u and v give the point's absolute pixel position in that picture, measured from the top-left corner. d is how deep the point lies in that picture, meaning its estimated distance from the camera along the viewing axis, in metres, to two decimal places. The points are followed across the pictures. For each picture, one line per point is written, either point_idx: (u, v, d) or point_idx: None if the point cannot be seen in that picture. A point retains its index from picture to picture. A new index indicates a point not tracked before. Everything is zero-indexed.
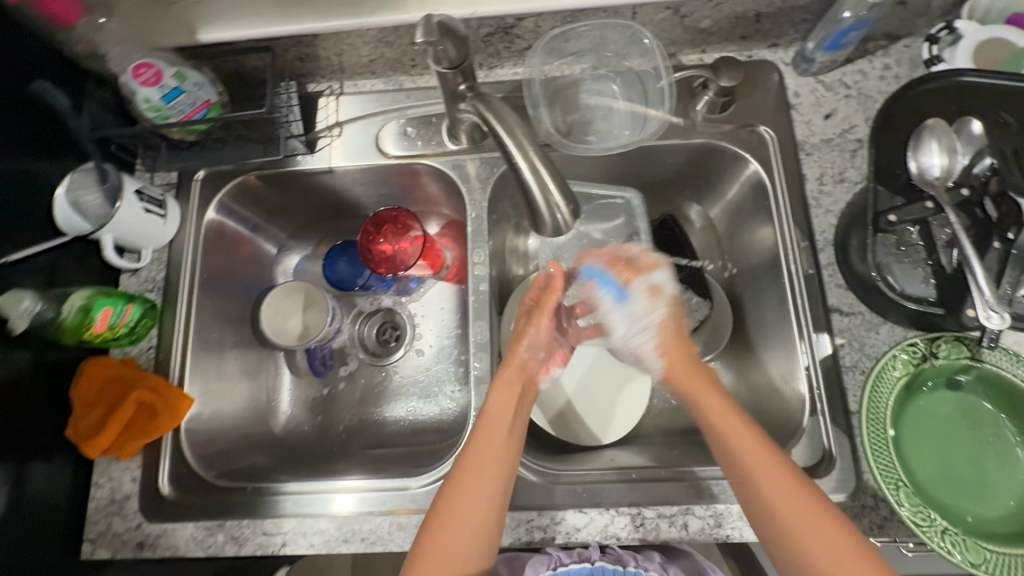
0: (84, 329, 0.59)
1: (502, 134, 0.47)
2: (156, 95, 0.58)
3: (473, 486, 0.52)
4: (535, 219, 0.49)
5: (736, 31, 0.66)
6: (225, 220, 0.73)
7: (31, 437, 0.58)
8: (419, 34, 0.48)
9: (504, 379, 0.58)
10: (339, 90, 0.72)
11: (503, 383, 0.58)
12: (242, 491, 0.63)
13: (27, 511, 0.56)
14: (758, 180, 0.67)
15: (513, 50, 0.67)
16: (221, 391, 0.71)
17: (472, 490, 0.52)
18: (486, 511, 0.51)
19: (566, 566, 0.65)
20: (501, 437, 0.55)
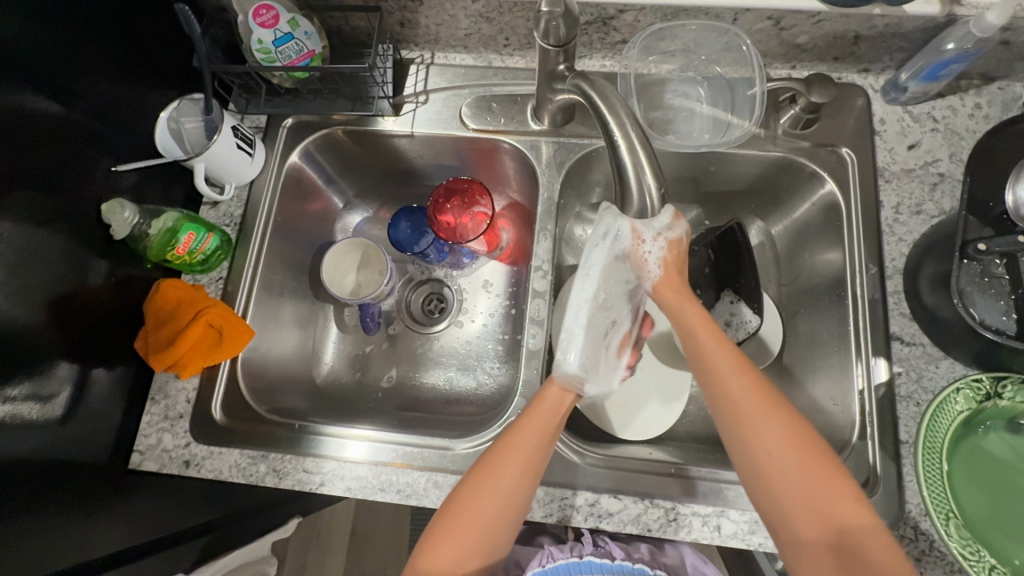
0: (168, 249, 0.63)
1: (603, 111, 0.48)
2: (269, 38, 0.61)
3: (505, 458, 0.52)
4: (622, 198, 0.49)
5: (831, 52, 0.66)
6: (304, 167, 0.75)
7: (101, 343, 0.61)
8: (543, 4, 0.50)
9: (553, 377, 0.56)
10: (430, 60, 0.74)
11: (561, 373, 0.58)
12: (287, 427, 0.64)
13: (89, 412, 0.60)
14: (831, 201, 0.68)
15: (607, 42, 0.69)
16: (276, 332, 0.73)
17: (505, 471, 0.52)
18: (514, 501, 0.51)
19: (556, 562, 0.70)
20: (547, 421, 0.54)
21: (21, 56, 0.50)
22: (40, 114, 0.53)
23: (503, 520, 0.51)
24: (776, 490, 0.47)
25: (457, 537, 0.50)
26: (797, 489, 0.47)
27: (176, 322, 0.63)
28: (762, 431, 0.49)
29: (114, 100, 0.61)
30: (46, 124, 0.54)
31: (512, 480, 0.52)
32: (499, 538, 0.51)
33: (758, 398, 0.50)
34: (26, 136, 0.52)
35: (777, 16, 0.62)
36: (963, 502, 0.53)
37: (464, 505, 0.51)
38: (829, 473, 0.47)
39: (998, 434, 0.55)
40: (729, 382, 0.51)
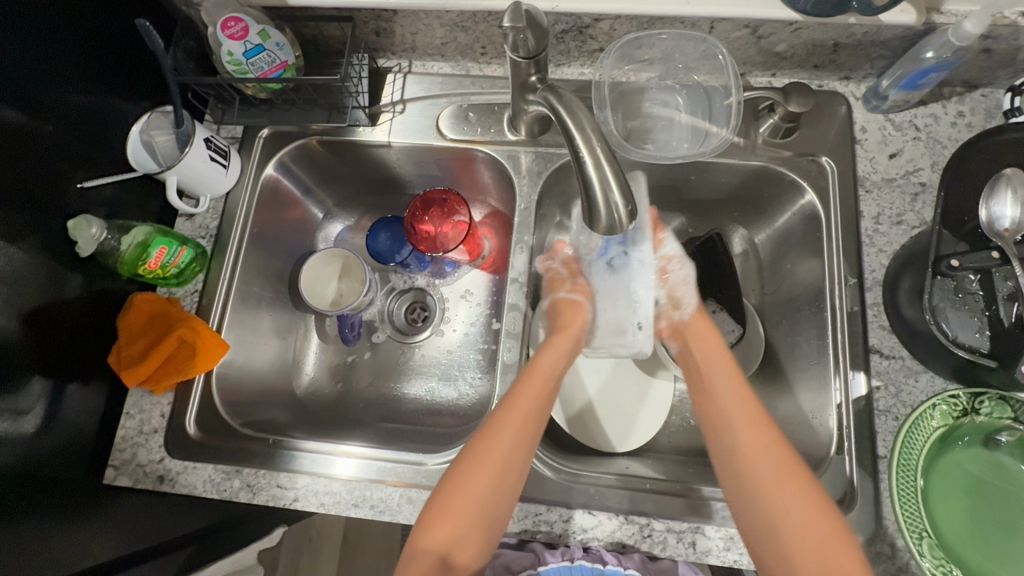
0: (139, 263, 0.62)
1: (570, 128, 0.47)
2: (238, 50, 0.60)
3: (506, 426, 0.54)
4: (590, 215, 0.48)
5: (811, 59, 0.65)
6: (281, 178, 0.74)
7: (74, 358, 0.61)
8: (506, 19, 0.49)
9: (561, 339, 0.61)
10: (407, 69, 0.73)
11: (550, 340, 0.62)
12: (262, 442, 0.64)
13: (61, 428, 0.59)
14: (811, 210, 0.67)
15: (584, 50, 0.68)
16: (254, 344, 0.73)
17: (508, 439, 0.54)
18: (517, 461, 0.53)
19: (547, 565, 0.68)
20: (542, 390, 0.57)
21: None
22: (9, 131, 0.53)
23: (505, 478, 0.52)
24: (773, 500, 0.49)
25: (458, 509, 0.51)
26: (790, 499, 0.49)
27: (149, 335, 0.63)
28: (789, 492, 0.49)
29: (86, 113, 0.60)
30: (15, 140, 0.53)
31: (516, 433, 0.54)
32: (506, 498, 0.53)
33: (760, 436, 0.53)
34: None
35: (754, 24, 0.60)
36: (937, 518, 0.52)
37: (468, 473, 0.52)
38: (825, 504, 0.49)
39: (976, 449, 0.54)
40: (743, 428, 0.54)
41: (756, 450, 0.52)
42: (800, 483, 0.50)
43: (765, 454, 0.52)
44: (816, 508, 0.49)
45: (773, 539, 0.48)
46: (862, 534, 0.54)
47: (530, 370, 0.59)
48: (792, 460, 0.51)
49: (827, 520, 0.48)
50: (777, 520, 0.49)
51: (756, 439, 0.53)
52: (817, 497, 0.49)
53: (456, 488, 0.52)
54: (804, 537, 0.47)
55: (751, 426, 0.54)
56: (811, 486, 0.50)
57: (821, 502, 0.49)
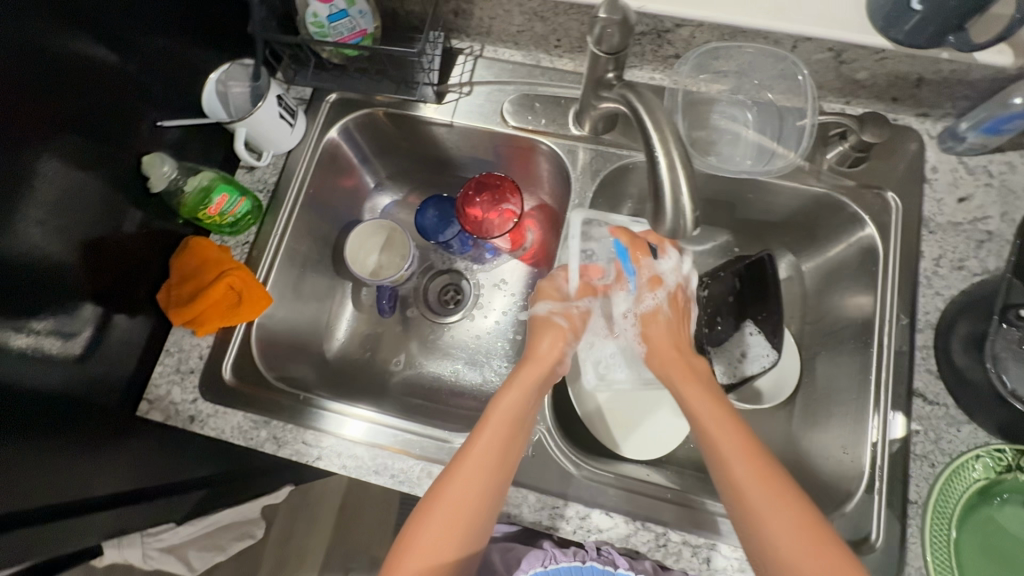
0: (199, 210, 0.64)
1: (648, 125, 0.47)
2: (323, 13, 0.62)
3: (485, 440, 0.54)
4: (654, 214, 0.48)
5: (890, 91, 0.64)
6: (341, 143, 0.76)
7: (124, 290, 0.62)
8: (601, 11, 0.50)
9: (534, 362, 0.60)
10: (478, 52, 0.74)
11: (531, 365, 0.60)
12: (292, 397, 0.65)
13: (104, 354, 0.61)
14: (869, 244, 0.66)
15: (659, 55, 0.68)
16: (293, 301, 0.74)
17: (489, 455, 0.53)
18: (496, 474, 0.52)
19: (557, 564, 0.61)
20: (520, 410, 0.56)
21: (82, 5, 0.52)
22: (94, 61, 0.54)
23: (488, 491, 0.52)
24: (762, 531, 0.47)
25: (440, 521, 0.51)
26: (775, 512, 0.47)
27: (199, 280, 0.64)
28: (769, 515, 0.47)
29: (166, 56, 0.62)
30: (100, 73, 0.55)
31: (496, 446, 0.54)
32: (482, 510, 0.51)
33: (754, 468, 0.50)
34: (78, 83, 0.53)
35: (838, 48, 0.59)
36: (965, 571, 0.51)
37: (451, 489, 0.52)
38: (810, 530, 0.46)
39: (1013, 508, 0.53)
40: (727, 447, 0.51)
41: (749, 485, 0.49)
42: (785, 508, 0.47)
43: (756, 485, 0.49)
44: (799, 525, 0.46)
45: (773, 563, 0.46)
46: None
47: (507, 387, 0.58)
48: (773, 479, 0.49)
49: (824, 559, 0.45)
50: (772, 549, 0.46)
51: (748, 467, 0.50)
52: (795, 521, 0.46)
53: (434, 498, 0.52)
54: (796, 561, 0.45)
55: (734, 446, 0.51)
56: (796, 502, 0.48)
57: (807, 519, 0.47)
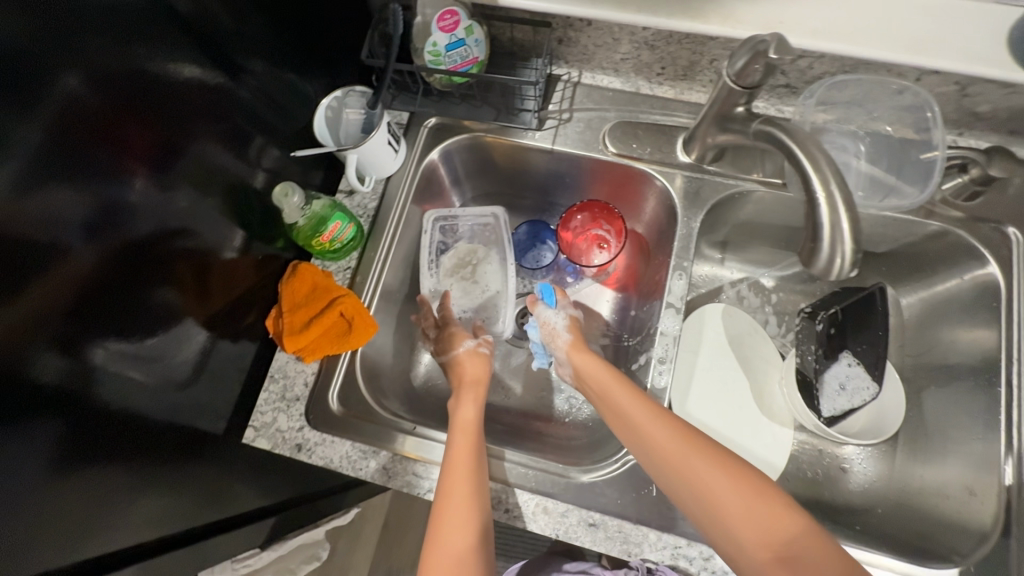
0: (314, 237, 0.63)
1: (805, 163, 0.47)
2: (443, 41, 0.62)
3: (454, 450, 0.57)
4: (806, 254, 0.47)
5: (1009, 124, 0.63)
6: (440, 165, 0.75)
7: (229, 315, 0.62)
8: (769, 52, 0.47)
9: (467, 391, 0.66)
10: (577, 79, 0.74)
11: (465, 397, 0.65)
12: (398, 426, 0.64)
13: (209, 382, 0.60)
14: (988, 280, 0.64)
15: (769, 85, 0.67)
16: (389, 327, 0.73)
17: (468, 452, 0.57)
18: (463, 467, 0.55)
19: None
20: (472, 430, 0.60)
21: (210, 33, 0.52)
22: (216, 91, 0.54)
23: (476, 480, 0.55)
24: (705, 495, 0.48)
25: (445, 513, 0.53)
26: (709, 475, 0.49)
27: (310, 307, 0.63)
28: (712, 481, 0.49)
29: (275, 81, 0.62)
30: (220, 100, 0.55)
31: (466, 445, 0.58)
32: (468, 484, 0.54)
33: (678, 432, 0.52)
34: (201, 111, 0.53)
35: (965, 82, 0.59)
36: None
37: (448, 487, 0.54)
38: (740, 474, 0.49)
39: None
40: (652, 427, 0.54)
41: (678, 456, 0.51)
42: (725, 468, 0.49)
43: (694, 461, 0.50)
44: (744, 484, 0.48)
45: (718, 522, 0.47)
46: None
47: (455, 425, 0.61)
48: (704, 446, 0.51)
49: (766, 508, 0.46)
50: (712, 508, 0.48)
51: (674, 441, 0.52)
52: (748, 485, 0.48)
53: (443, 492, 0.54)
54: (731, 512, 0.47)
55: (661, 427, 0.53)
56: (742, 472, 0.49)
57: (742, 477, 0.49)
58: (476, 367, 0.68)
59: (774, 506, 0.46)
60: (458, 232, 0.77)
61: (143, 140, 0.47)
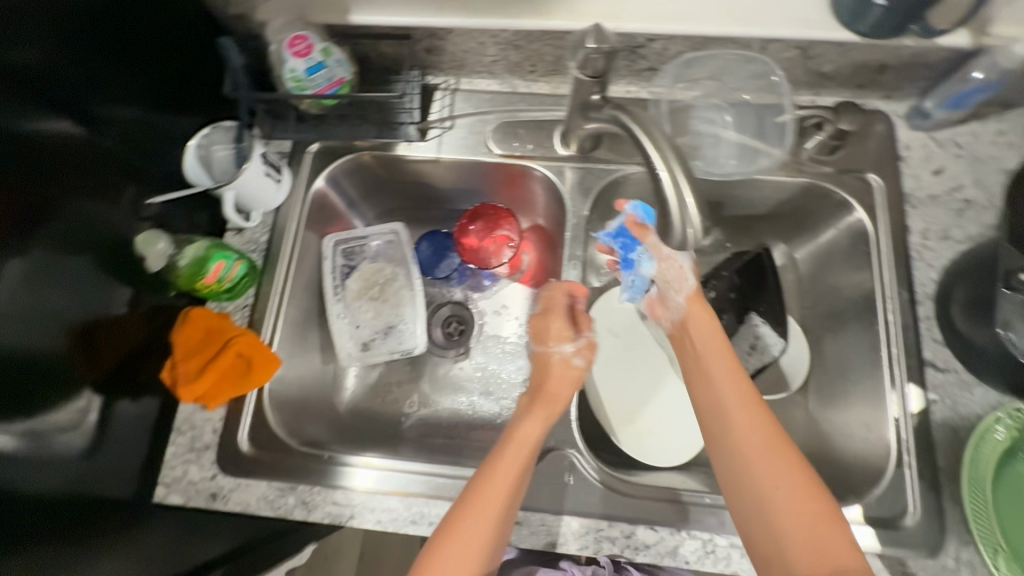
0: (197, 279, 0.62)
1: (646, 143, 0.49)
2: (301, 66, 0.61)
3: (500, 473, 0.52)
4: (663, 228, 0.49)
5: (855, 79, 0.67)
6: (329, 192, 0.75)
7: (123, 373, 0.60)
8: (589, 40, 0.51)
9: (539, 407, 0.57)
10: (455, 85, 0.74)
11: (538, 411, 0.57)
12: (316, 458, 0.63)
13: (111, 446, 0.58)
14: (859, 227, 0.68)
15: (634, 69, 0.69)
16: (301, 358, 0.72)
17: (493, 478, 0.51)
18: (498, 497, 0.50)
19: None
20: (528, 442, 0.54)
21: (58, 89, 0.50)
22: (71, 141, 0.52)
23: (490, 506, 0.49)
24: (768, 509, 0.47)
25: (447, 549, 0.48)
26: (782, 495, 0.47)
27: (204, 352, 0.62)
28: (777, 501, 0.47)
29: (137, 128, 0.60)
30: (85, 154, 0.53)
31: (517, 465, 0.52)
32: (490, 514, 0.49)
33: (764, 439, 0.49)
34: (61, 166, 0.51)
35: (805, 46, 0.62)
36: (1010, 533, 0.52)
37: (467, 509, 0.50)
38: (780, 450, 0.48)
39: None
40: (733, 420, 0.50)
41: (751, 457, 0.49)
42: (797, 482, 0.47)
43: (767, 472, 0.48)
44: (817, 515, 0.45)
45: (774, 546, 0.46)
46: (926, 546, 0.54)
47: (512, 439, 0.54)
48: (782, 451, 0.48)
49: (825, 541, 0.45)
50: (775, 530, 0.46)
51: (759, 446, 0.49)
52: (810, 511, 0.46)
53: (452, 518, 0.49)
54: (795, 538, 0.45)
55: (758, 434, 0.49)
56: (813, 493, 0.46)
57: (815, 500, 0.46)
58: (560, 383, 0.59)
59: (843, 539, 0.44)
60: (362, 253, 0.77)
61: (3, 202, 0.45)
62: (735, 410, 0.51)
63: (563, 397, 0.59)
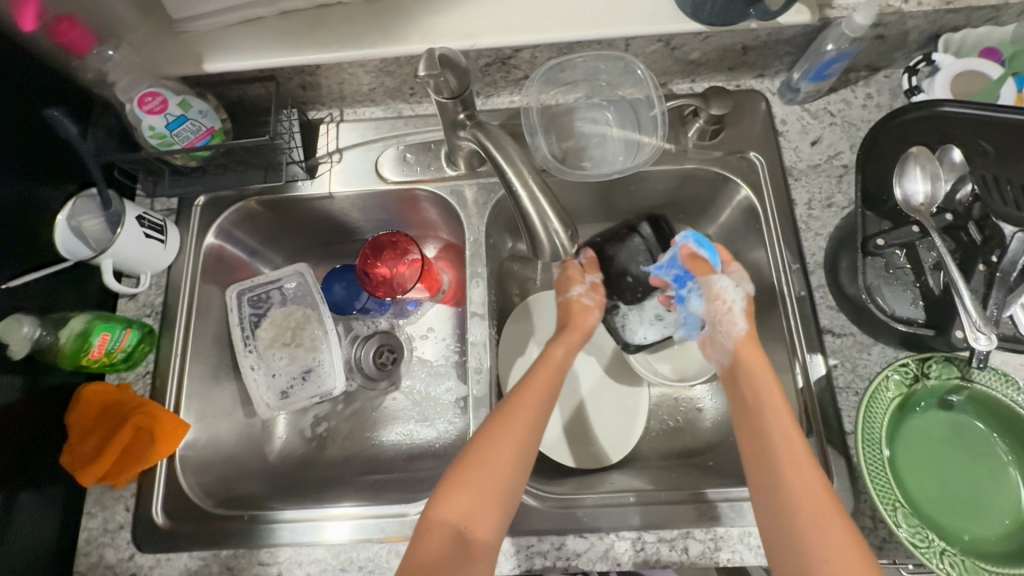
0: (82, 354, 0.59)
1: (502, 161, 0.50)
2: (160, 123, 0.59)
3: (522, 411, 0.54)
4: (535, 241, 0.51)
5: (724, 63, 0.69)
6: (225, 244, 0.73)
7: (20, 466, 0.56)
8: (422, 67, 0.50)
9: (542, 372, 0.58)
10: (339, 117, 0.73)
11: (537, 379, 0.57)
12: (238, 519, 0.61)
13: (14, 545, 0.55)
14: (749, 205, 0.69)
15: (510, 80, 0.69)
16: (218, 417, 0.70)
17: (507, 427, 0.53)
18: (515, 449, 0.52)
19: None
20: (543, 386, 0.57)
21: None
22: None
23: (509, 454, 0.51)
24: (789, 509, 0.47)
25: (478, 479, 0.50)
26: (806, 484, 0.48)
27: (104, 429, 0.61)
28: (800, 490, 0.48)
29: None
30: None
31: (529, 413, 0.54)
32: (508, 459, 0.51)
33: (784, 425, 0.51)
34: None
35: (665, 38, 0.63)
36: (910, 486, 0.54)
37: (488, 449, 0.51)
38: (797, 461, 0.49)
39: (932, 412, 0.57)
40: (764, 409, 0.53)
41: (781, 441, 0.50)
42: (817, 480, 0.48)
43: (795, 465, 0.49)
44: (825, 508, 0.47)
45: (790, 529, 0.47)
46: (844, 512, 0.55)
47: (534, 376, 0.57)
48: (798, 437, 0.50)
49: (838, 536, 0.45)
50: (795, 516, 0.47)
51: (782, 420, 0.51)
52: (819, 504, 0.47)
53: (473, 457, 0.51)
54: (804, 521, 0.46)
55: (779, 420, 0.51)
56: (823, 487, 0.48)
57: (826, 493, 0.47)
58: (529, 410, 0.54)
59: (848, 536, 0.45)
60: (271, 298, 0.75)
61: None
62: (770, 429, 0.51)
63: (550, 386, 0.57)
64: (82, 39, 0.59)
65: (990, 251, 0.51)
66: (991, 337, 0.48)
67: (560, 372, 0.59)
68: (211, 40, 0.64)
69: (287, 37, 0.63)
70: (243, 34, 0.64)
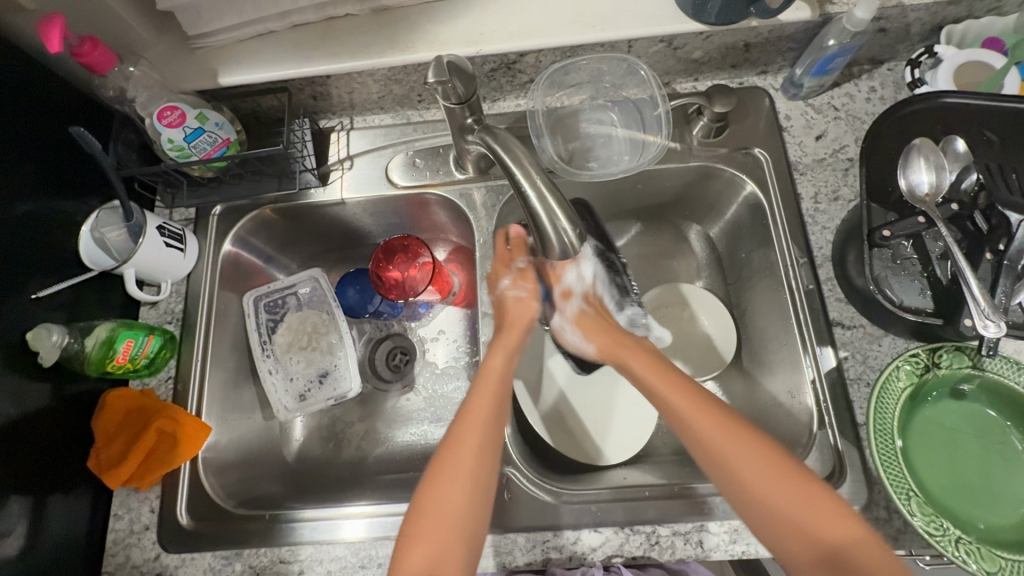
0: (107, 361, 0.61)
1: (509, 163, 0.51)
2: (179, 136, 0.61)
3: (458, 445, 0.52)
4: (542, 240, 0.53)
5: (727, 61, 0.70)
6: (240, 251, 0.75)
7: (50, 470, 0.58)
8: (431, 74, 0.51)
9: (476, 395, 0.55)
10: (350, 126, 0.75)
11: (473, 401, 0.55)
12: (259, 519, 0.63)
13: (47, 546, 0.57)
14: (755, 201, 0.70)
15: (515, 83, 0.71)
16: (237, 420, 0.71)
17: (446, 468, 0.51)
18: (464, 482, 0.50)
19: None
20: (477, 415, 0.54)
21: None
22: None
23: (458, 495, 0.49)
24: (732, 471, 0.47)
25: (430, 531, 0.48)
26: (741, 460, 0.47)
27: (128, 433, 0.63)
28: (743, 466, 0.47)
29: None
30: None
31: (468, 445, 0.52)
32: (458, 501, 0.49)
33: (732, 438, 0.48)
34: None
35: (668, 38, 0.64)
36: (922, 475, 0.54)
37: (431, 495, 0.50)
38: (764, 450, 0.47)
39: (945, 401, 0.57)
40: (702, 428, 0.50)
41: (730, 451, 0.48)
42: (758, 454, 0.47)
43: (730, 444, 0.48)
44: (776, 467, 0.47)
45: (750, 498, 0.47)
46: (857, 503, 0.55)
47: (466, 410, 0.54)
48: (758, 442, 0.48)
49: (799, 489, 0.46)
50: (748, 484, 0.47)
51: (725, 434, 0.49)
52: (771, 462, 0.47)
53: (421, 508, 0.49)
54: (758, 484, 0.46)
55: (711, 424, 0.49)
56: (772, 451, 0.48)
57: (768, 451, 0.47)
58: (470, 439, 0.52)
59: (806, 488, 0.45)
60: (287, 303, 0.77)
61: None
62: (712, 441, 0.49)
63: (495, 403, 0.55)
64: (103, 60, 0.56)
65: (997, 240, 0.51)
66: (1000, 324, 0.48)
67: (496, 389, 0.57)
68: (225, 54, 0.66)
69: (298, 50, 0.65)
70: (256, 47, 0.66)
